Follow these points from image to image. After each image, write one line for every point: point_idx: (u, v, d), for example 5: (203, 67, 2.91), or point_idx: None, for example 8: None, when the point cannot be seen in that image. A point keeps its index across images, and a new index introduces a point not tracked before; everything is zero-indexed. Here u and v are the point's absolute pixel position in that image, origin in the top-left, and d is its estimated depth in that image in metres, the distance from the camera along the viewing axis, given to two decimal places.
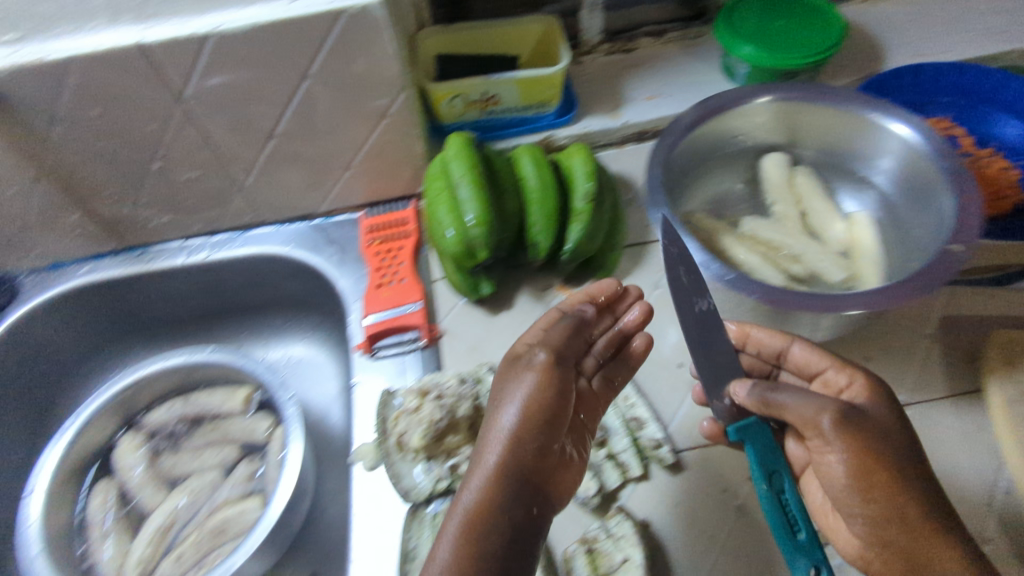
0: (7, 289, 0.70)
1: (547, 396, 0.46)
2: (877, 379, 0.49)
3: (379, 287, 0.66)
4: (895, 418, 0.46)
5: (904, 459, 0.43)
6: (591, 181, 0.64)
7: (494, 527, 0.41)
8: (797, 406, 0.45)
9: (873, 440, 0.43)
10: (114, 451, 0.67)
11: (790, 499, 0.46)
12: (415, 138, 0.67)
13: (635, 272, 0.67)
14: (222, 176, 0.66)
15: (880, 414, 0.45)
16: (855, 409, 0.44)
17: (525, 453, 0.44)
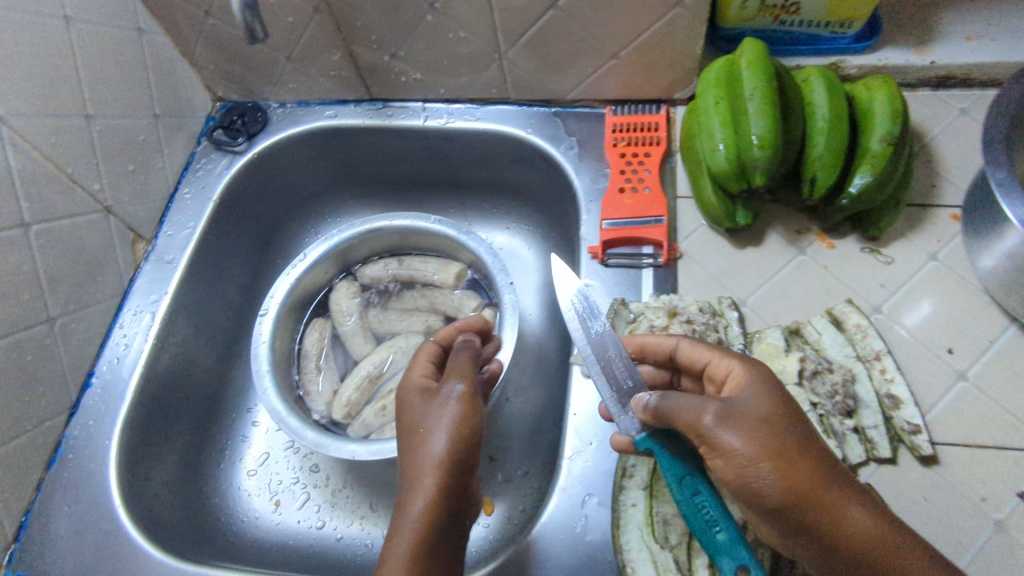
0: (258, 117, 0.72)
1: (478, 422, 0.46)
2: (760, 369, 0.43)
3: (622, 192, 0.62)
4: (783, 401, 0.40)
5: (797, 439, 0.39)
6: (897, 123, 0.55)
7: (434, 542, 0.41)
8: (686, 408, 0.41)
9: (758, 432, 0.38)
10: (331, 295, 0.69)
11: (706, 503, 0.43)
12: (699, 36, 0.60)
13: (909, 236, 0.59)
14: (487, 41, 0.63)
15: (755, 402, 0.40)
16: (734, 405, 0.40)
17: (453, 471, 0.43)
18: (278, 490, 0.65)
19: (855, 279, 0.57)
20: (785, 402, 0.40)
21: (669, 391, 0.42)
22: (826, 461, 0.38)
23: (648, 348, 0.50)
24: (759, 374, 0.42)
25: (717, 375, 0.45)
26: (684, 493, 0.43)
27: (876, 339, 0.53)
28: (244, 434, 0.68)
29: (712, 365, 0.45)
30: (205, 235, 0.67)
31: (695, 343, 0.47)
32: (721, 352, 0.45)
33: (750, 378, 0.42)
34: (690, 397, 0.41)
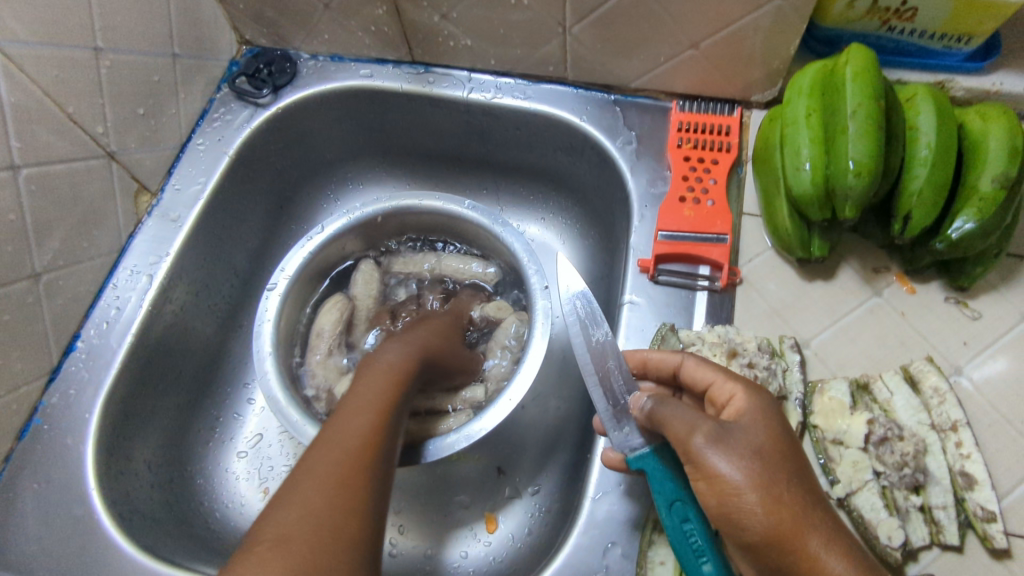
0: (287, 68, 0.65)
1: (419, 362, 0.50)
2: (765, 395, 0.40)
3: (682, 201, 0.56)
4: (779, 433, 0.38)
5: (787, 475, 0.36)
6: (1013, 165, 0.48)
7: (370, 468, 0.40)
8: (677, 422, 0.38)
9: (748, 463, 0.36)
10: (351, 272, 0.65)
11: (696, 533, 0.39)
12: (795, 35, 0.52)
13: (1002, 291, 0.52)
14: (552, 13, 0.55)
15: (753, 431, 0.37)
16: (729, 428, 0.37)
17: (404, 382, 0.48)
18: (267, 476, 0.61)
19: (935, 332, 0.51)
20: (781, 435, 0.38)
21: (665, 398, 0.40)
22: (810, 500, 0.35)
23: (655, 366, 0.47)
24: (761, 403, 0.40)
25: (716, 395, 0.42)
26: (674, 519, 0.40)
27: (954, 407, 0.47)
28: (238, 412, 0.63)
29: (713, 385, 0.42)
30: (216, 193, 0.61)
31: (699, 362, 0.44)
32: (728, 375, 0.42)
33: (751, 406, 0.39)
34: (683, 409, 0.38)
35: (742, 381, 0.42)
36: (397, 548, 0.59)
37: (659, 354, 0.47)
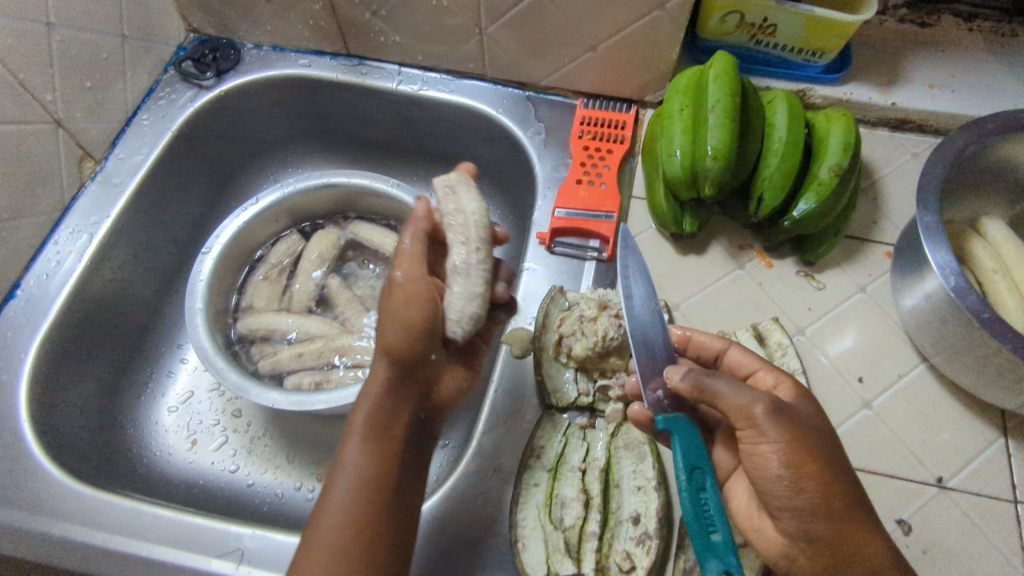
0: (231, 54, 0.71)
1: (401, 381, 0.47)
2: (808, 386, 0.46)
3: (578, 183, 0.63)
4: (818, 414, 0.43)
5: (829, 448, 0.41)
6: (846, 156, 0.56)
7: (380, 538, 0.43)
8: (736, 393, 0.41)
9: (801, 434, 0.40)
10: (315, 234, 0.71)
11: (709, 500, 0.41)
12: (675, 43, 0.61)
13: (843, 266, 0.61)
14: (469, 14, 0.63)
15: (801, 410, 0.42)
16: (788, 404, 0.41)
17: (389, 430, 0.46)
18: (195, 429, 0.66)
19: (786, 300, 0.59)
20: (820, 415, 0.43)
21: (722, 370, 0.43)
22: (849, 478, 0.41)
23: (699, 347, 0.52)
24: (804, 393, 0.45)
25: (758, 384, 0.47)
26: (691, 484, 0.41)
27: (793, 358, 0.55)
28: (170, 369, 0.69)
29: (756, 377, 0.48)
30: (158, 164, 0.66)
31: (740, 354, 0.50)
32: (767, 365, 0.48)
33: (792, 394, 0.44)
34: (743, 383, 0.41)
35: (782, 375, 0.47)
36: (315, 493, 0.64)
37: (705, 338, 0.52)
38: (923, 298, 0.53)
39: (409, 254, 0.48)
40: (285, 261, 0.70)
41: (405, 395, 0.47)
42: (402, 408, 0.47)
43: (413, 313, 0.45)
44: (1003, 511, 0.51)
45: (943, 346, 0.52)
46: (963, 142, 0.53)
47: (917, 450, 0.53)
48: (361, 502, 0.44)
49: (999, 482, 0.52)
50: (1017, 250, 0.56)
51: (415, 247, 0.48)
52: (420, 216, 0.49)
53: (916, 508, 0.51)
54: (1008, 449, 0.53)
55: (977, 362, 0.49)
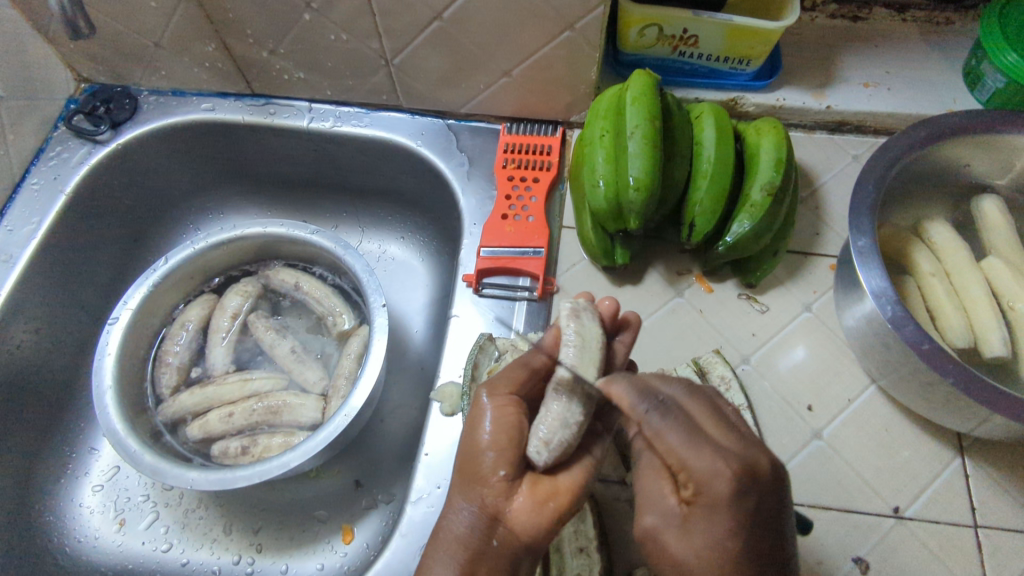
0: (127, 104, 0.66)
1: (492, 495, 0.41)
2: (734, 490, 0.35)
3: (504, 219, 0.60)
4: (718, 551, 0.35)
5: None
6: (779, 172, 0.53)
7: None
8: (642, 497, 0.40)
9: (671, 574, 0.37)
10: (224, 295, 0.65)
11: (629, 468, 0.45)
12: (592, 63, 0.57)
13: (787, 284, 0.58)
14: (371, 46, 0.59)
15: (688, 548, 0.36)
16: (671, 525, 0.37)
17: (485, 559, 0.40)
18: (124, 508, 0.62)
19: (728, 326, 0.57)
20: (727, 555, 0.35)
21: (652, 454, 0.40)
22: None
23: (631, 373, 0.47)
24: (717, 517, 0.35)
25: (680, 473, 0.38)
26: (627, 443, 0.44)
27: (738, 393, 0.52)
28: (93, 445, 0.64)
29: (676, 464, 0.38)
30: (53, 231, 0.62)
31: (669, 419, 0.39)
32: (684, 452, 0.37)
33: (702, 510, 0.36)
34: (652, 488, 0.40)
35: (699, 467, 0.36)
36: (254, 567, 0.60)
37: (622, 394, 0.40)
38: (865, 320, 0.50)
39: (504, 373, 0.45)
40: (193, 323, 0.64)
41: (477, 511, 0.41)
42: (484, 531, 0.41)
43: (495, 431, 0.42)
44: (964, 538, 0.48)
45: (890, 368, 0.49)
46: (898, 149, 0.50)
47: (871, 479, 0.50)
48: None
49: (959, 507, 0.49)
50: (967, 258, 0.52)
51: (519, 373, 0.44)
52: (543, 347, 0.45)
53: (874, 544, 0.48)
54: (966, 469, 0.51)
55: (924, 387, 0.47)
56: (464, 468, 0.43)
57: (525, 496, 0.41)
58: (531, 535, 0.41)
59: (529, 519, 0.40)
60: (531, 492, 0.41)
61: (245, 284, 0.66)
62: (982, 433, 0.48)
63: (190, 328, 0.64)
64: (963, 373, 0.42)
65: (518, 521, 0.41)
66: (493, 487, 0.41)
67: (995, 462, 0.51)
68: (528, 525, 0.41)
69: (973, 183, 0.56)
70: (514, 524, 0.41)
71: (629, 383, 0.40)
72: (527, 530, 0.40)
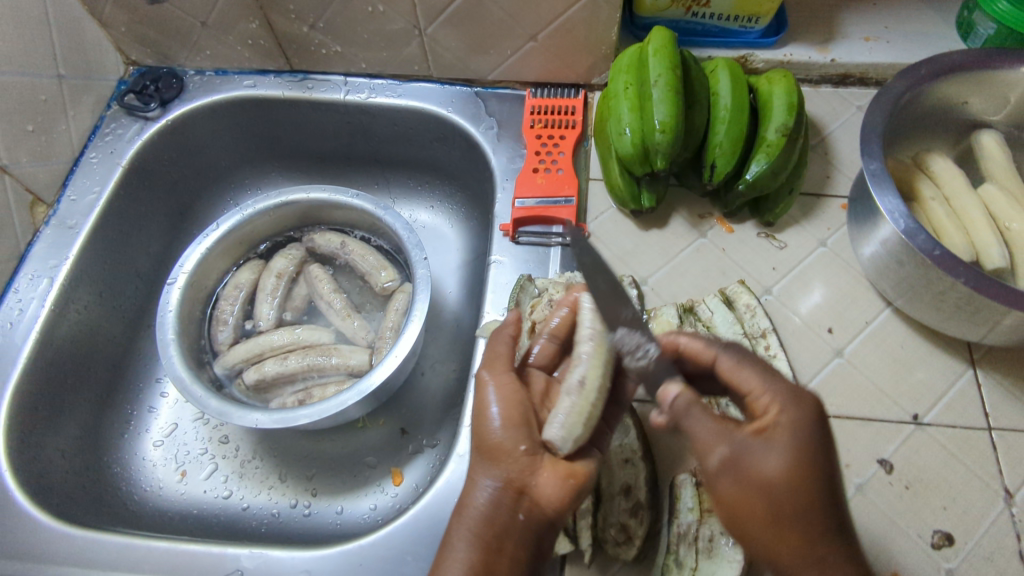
0: (175, 83, 0.70)
1: (513, 470, 0.43)
2: (804, 397, 0.41)
3: (535, 172, 0.64)
4: (798, 465, 0.38)
5: (788, 509, 0.38)
6: (791, 116, 0.57)
7: None
8: (699, 437, 0.40)
9: (750, 494, 0.39)
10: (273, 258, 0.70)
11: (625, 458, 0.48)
12: (613, 24, 0.62)
13: (803, 223, 0.62)
14: (406, 16, 0.63)
15: (778, 460, 0.38)
16: (756, 450, 0.39)
17: (511, 532, 0.43)
18: (184, 460, 0.65)
19: (749, 262, 0.61)
20: (804, 465, 0.38)
21: (701, 404, 0.41)
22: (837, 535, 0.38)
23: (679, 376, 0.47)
24: (798, 432, 0.39)
25: (758, 402, 0.41)
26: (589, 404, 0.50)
27: (763, 318, 0.56)
28: (152, 404, 0.68)
29: (757, 390, 0.41)
30: (111, 201, 0.66)
31: (738, 355, 0.44)
32: (761, 380, 0.42)
33: (781, 430, 0.39)
34: (704, 429, 0.40)
35: (782, 392, 0.41)
36: (311, 509, 0.64)
37: (694, 341, 0.46)
38: (881, 243, 0.54)
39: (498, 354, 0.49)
40: (244, 286, 0.68)
41: (503, 485, 0.43)
42: (509, 505, 0.43)
43: (505, 410, 0.45)
44: (980, 439, 0.52)
45: (905, 286, 0.53)
46: (901, 87, 0.55)
47: (891, 391, 0.54)
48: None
49: (973, 412, 0.53)
50: (964, 184, 0.57)
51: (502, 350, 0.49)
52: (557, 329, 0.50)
53: (896, 448, 0.52)
54: (979, 379, 0.54)
55: (937, 298, 0.51)
56: (482, 449, 0.45)
57: (547, 470, 0.43)
58: (556, 507, 0.43)
59: (556, 492, 0.43)
60: (554, 466, 0.44)
61: (289, 249, 0.70)
62: (992, 340, 0.52)
63: (241, 291, 0.68)
64: (973, 274, 0.46)
65: (543, 494, 0.43)
66: (517, 461, 0.44)
67: (1005, 372, 0.54)
68: (554, 497, 0.43)
69: (972, 122, 0.61)
70: (540, 495, 0.43)
71: (667, 355, 0.45)
72: (553, 502, 0.43)
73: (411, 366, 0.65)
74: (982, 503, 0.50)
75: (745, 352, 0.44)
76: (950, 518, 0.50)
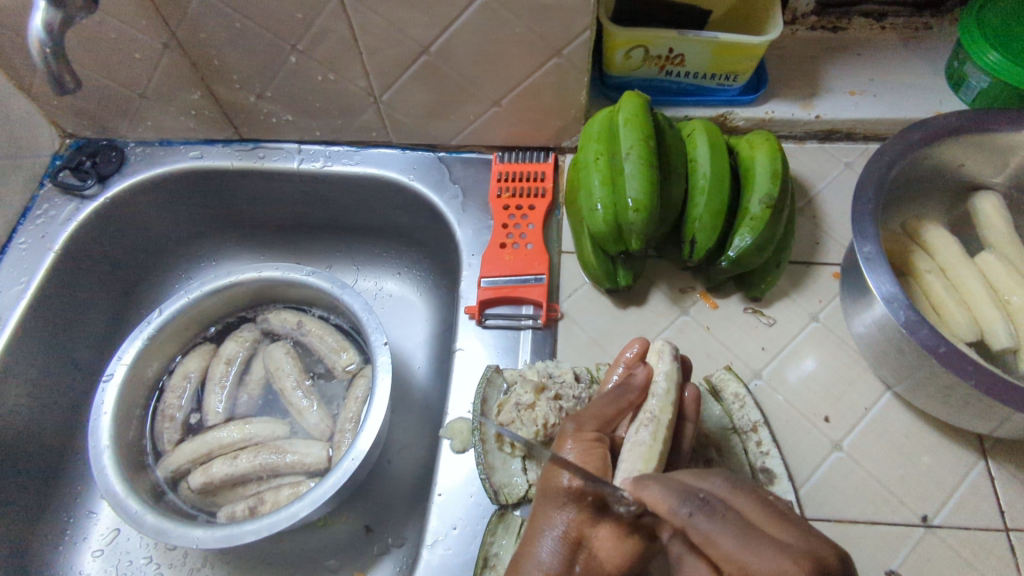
0: (114, 157, 0.65)
1: (581, 518, 0.37)
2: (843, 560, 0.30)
3: (502, 248, 0.60)
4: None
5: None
6: (776, 184, 0.53)
7: None
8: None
9: None
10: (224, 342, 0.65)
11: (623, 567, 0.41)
12: (581, 88, 0.57)
13: (792, 296, 0.58)
14: (359, 84, 0.58)
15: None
16: None
17: None
18: (125, 573, 0.59)
19: (737, 342, 0.56)
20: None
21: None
22: None
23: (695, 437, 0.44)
24: None
25: None
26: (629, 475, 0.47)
27: (753, 409, 0.51)
28: (91, 508, 0.62)
29: (766, 548, 0.32)
30: (43, 289, 0.60)
31: (719, 519, 0.31)
32: (765, 524, 0.32)
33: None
34: None
35: (798, 550, 0.30)
36: None
37: (657, 496, 0.32)
38: (877, 326, 0.49)
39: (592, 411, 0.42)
40: (193, 375, 0.63)
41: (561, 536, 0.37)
42: (567, 559, 0.36)
43: (580, 459, 0.39)
44: (997, 543, 0.47)
45: (907, 374, 0.48)
46: (893, 154, 0.51)
47: (896, 488, 0.49)
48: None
49: (987, 511, 0.48)
50: (960, 253, 0.52)
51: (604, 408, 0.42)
52: (635, 384, 0.43)
53: (907, 556, 0.47)
54: (991, 472, 0.50)
55: (944, 391, 0.46)
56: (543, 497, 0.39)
57: (609, 525, 0.36)
58: (617, 572, 0.36)
59: (615, 552, 0.36)
60: (618, 520, 0.37)
61: (241, 332, 0.65)
62: (1004, 434, 0.47)
63: (188, 381, 0.63)
64: (983, 373, 0.41)
65: (603, 554, 0.36)
66: (579, 512, 0.37)
67: (1020, 463, 0.50)
68: (615, 558, 0.36)
69: (968, 183, 0.57)
70: (600, 553, 0.36)
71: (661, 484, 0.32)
72: (615, 565, 0.35)
73: (373, 462, 0.59)
74: None
75: (728, 497, 0.33)
76: None
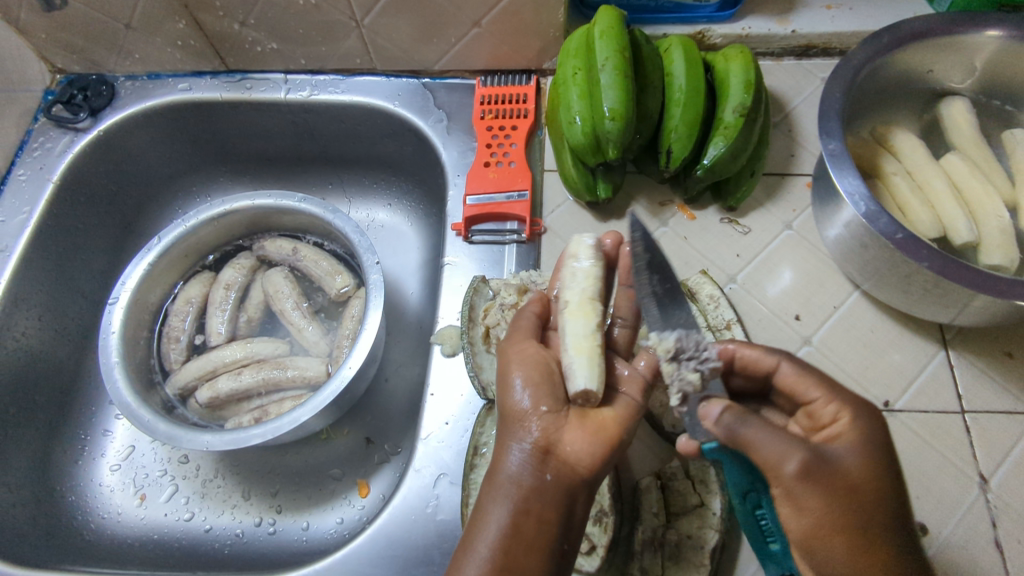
0: (105, 91, 0.67)
1: (543, 425, 0.40)
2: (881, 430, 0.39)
3: (487, 166, 0.61)
4: (873, 465, 0.37)
5: (862, 509, 0.35)
6: (749, 93, 0.54)
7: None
8: (764, 454, 0.36)
9: (825, 501, 0.35)
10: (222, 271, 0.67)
11: (768, 515, 0.41)
12: (559, 6, 0.58)
13: (766, 206, 0.60)
14: (341, 9, 0.59)
15: (851, 460, 0.36)
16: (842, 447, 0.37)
17: (541, 493, 0.39)
18: (143, 483, 0.63)
19: (712, 249, 0.58)
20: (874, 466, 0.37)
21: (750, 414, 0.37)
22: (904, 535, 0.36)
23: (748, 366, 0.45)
24: (868, 436, 0.38)
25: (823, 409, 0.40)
26: (746, 506, 0.41)
27: (726, 309, 0.54)
28: (106, 427, 0.65)
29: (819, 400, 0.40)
30: (45, 219, 0.63)
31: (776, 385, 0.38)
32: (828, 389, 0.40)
33: (850, 435, 0.38)
34: (772, 443, 0.36)
35: (845, 400, 0.39)
36: (276, 527, 0.61)
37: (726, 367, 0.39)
38: (845, 225, 0.52)
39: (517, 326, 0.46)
40: (195, 300, 0.66)
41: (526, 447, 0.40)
42: (536, 467, 0.39)
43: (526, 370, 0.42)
44: (952, 423, 0.50)
45: (875, 270, 0.51)
46: (861, 57, 0.52)
47: (861, 376, 0.52)
48: (497, 562, 0.37)
49: (945, 396, 0.51)
50: (925, 155, 0.54)
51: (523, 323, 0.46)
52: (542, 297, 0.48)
53: None
54: (951, 360, 0.53)
55: (904, 280, 0.48)
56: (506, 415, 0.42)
57: (573, 427, 0.40)
58: (584, 465, 0.39)
59: (580, 447, 0.40)
60: (579, 424, 0.40)
61: (239, 260, 0.68)
62: (963, 322, 0.50)
63: (190, 307, 0.66)
64: (937, 257, 0.44)
65: (569, 455, 0.40)
66: (540, 420, 0.40)
67: (979, 352, 0.53)
68: (580, 455, 0.39)
69: (938, 89, 0.58)
70: (566, 455, 0.39)
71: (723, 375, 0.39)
72: (581, 461, 0.39)
73: (371, 376, 0.62)
74: (957, 490, 0.48)
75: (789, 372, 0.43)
76: (926, 508, 0.48)
